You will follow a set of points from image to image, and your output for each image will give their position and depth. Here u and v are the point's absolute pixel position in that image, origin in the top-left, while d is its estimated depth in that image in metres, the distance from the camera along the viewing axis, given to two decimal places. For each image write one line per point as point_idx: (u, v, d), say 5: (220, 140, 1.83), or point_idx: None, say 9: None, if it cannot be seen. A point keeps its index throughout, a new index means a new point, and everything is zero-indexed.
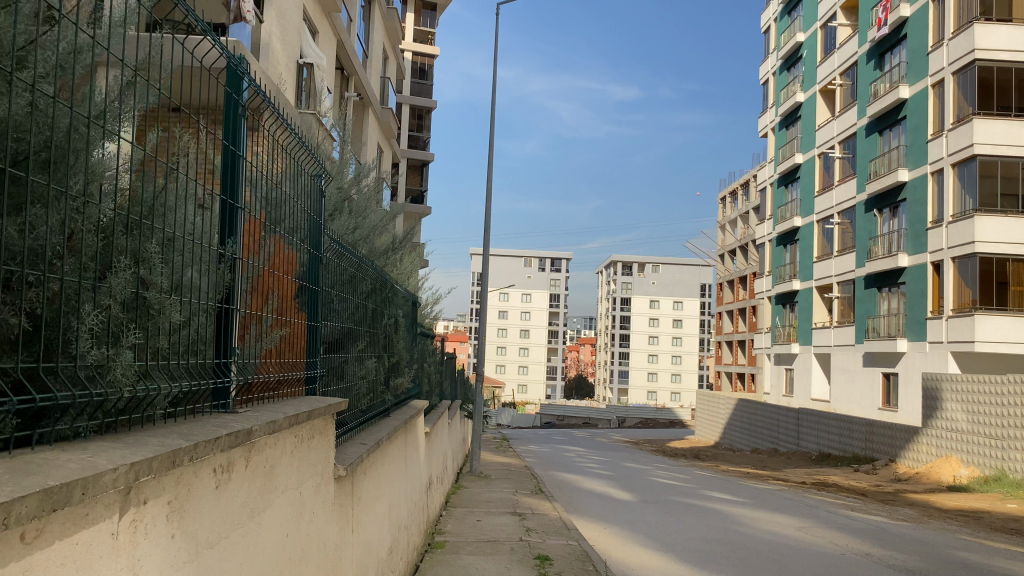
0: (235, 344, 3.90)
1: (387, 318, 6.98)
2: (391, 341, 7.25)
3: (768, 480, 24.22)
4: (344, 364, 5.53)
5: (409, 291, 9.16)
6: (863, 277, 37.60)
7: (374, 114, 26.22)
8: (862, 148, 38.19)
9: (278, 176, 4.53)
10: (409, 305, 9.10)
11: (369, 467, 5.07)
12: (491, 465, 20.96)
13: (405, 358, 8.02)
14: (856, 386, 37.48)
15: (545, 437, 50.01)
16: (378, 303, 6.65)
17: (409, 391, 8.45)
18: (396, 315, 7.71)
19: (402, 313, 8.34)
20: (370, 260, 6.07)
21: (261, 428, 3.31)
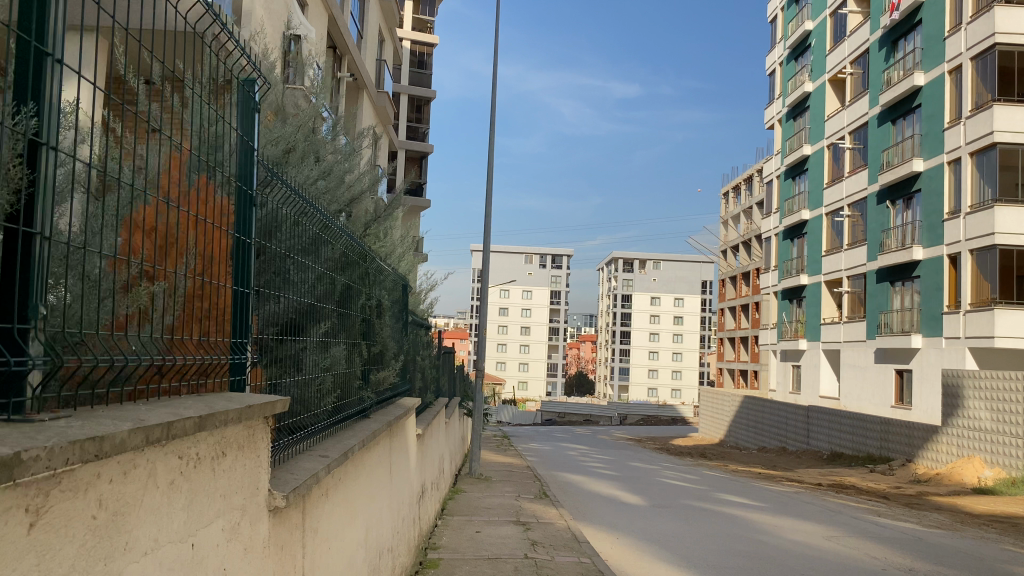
0: (57, 297, 2.49)
1: (367, 299, 5.83)
2: (372, 327, 6.09)
3: (782, 481, 23.13)
4: (303, 353, 4.32)
5: (399, 275, 8.10)
6: (875, 271, 36.50)
7: (369, 98, 25.12)
8: (874, 138, 37.06)
9: (188, 69, 3.23)
10: (397, 287, 7.93)
11: (328, 488, 3.91)
12: (492, 465, 19.88)
13: (389, 347, 6.87)
14: (867, 383, 36.41)
15: (546, 435, 48.96)
16: (358, 280, 5.50)
17: (398, 388, 7.36)
18: (381, 297, 6.56)
19: (389, 295, 7.19)
20: (340, 223, 4.84)
21: (90, 450, 2.06)
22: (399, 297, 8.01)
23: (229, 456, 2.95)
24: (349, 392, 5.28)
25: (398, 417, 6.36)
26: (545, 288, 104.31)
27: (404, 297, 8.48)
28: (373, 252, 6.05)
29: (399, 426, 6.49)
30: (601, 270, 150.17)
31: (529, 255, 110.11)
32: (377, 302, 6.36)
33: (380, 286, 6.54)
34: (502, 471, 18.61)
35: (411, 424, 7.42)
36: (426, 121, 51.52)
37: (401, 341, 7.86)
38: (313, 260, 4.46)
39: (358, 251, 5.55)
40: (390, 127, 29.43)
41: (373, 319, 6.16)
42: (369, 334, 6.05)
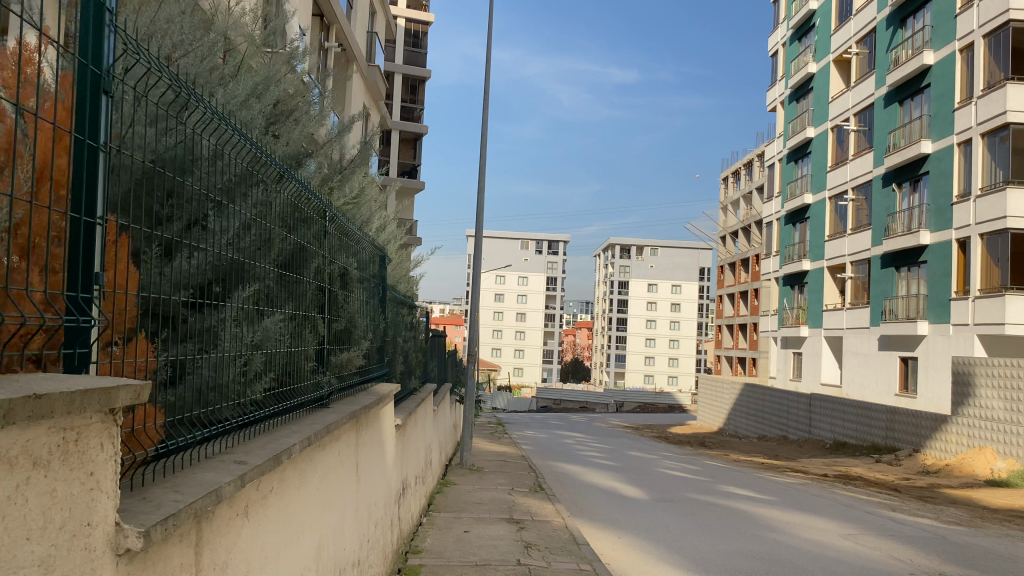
0: None
1: (326, 263, 4.91)
2: (332, 298, 5.15)
3: (786, 471, 22.29)
4: (219, 324, 3.35)
5: (376, 245, 7.17)
6: (880, 256, 35.62)
7: (358, 71, 24.11)
8: (880, 119, 36.11)
9: None
10: (373, 257, 6.97)
11: (241, 507, 3.01)
12: (484, 454, 19.01)
13: (357, 324, 5.93)
14: (870, 371, 35.62)
15: (542, 422, 48.17)
16: (313, 237, 4.57)
17: (369, 371, 6.45)
18: (349, 264, 5.65)
19: (360, 264, 6.25)
20: (275, 159, 3.85)
21: None
22: (375, 269, 7.07)
23: (17, 486, 1.94)
24: (291, 374, 4.34)
25: (371, 405, 5.44)
26: (541, 274, 103.48)
27: (382, 271, 7.53)
28: (339, 211, 5.13)
29: (372, 416, 5.56)
30: (597, 257, 149.26)
31: (525, 241, 109.15)
32: (343, 269, 5.44)
33: (347, 251, 5.61)
34: (495, 461, 17.72)
35: (389, 413, 6.51)
36: (421, 102, 50.45)
37: (374, 319, 6.90)
38: (241, 201, 3.53)
39: (315, 203, 4.63)
40: (382, 103, 28.45)
41: (335, 289, 5.22)
42: (329, 306, 5.12)
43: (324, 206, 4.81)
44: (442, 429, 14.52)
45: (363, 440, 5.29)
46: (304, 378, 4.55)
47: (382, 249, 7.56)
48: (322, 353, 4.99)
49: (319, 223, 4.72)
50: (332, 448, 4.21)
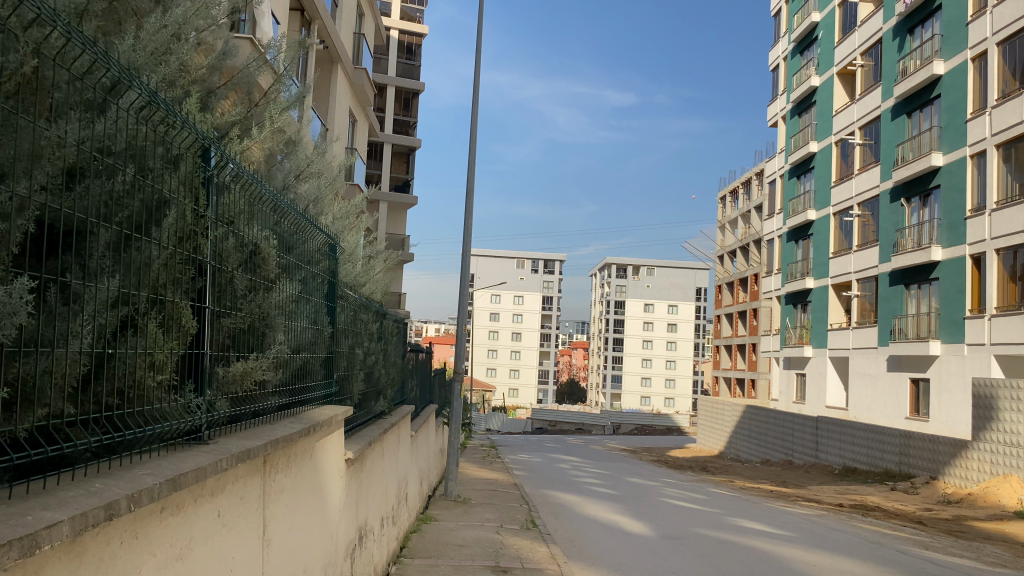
0: None
1: (207, 228, 3.70)
2: (222, 277, 3.91)
3: (798, 501, 20.74)
4: None
5: (328, 235, 5.96)
6: (888, 274, 34.28)
7: (343, 74, 22.82)
8: (887, 132, 34.91)
9: None
10: (318, 242, 5.72)
11: None
12: (471, 482, 17.52)
13: (278, 326, 4.64)
14: (879, 392, 34.19)
15: (537, 445, 46.68)
16: (179, 183, 3.44)
17: (301, 389, 5.17)
18: (265, 240, 4.43)
19: (287, 245, 5.00)
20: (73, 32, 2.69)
21: None
22: (320, 257, 5.79)
23: None
24: (127, 381, 3.12)
25: (298, 440, 4.09)
26: (537, 294, 102.21)
27: (334, 264, 6.16)
28: (236, 163, 3.95)
29: (296, 455, 4.16)
30: (594, 276, 147.34)
31: (521, 259, 107.59)
32: (251, 246, 4.25)
33: (262, 225, 4.44)
34: (484, 490, 16.16)
35: (337, 449, 5.12)
36: (415, 116, 49.30)
37: (316, 321, 5.58)
38: None
39: (187, 139, 3.54)
40: (371, 109, 27.10)
41: (232, 267, 4.02)
42: (219, 292, 3.90)
43: (208, 147, 3.71)
44: (422, 455, 13.07)
45: (276, 488, 3.93)
46: (148, 392, 3.29)
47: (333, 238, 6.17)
48: (198, 361, 3.73)
49: (193, 169, 3.61)
50: (169, 514, 2.83)
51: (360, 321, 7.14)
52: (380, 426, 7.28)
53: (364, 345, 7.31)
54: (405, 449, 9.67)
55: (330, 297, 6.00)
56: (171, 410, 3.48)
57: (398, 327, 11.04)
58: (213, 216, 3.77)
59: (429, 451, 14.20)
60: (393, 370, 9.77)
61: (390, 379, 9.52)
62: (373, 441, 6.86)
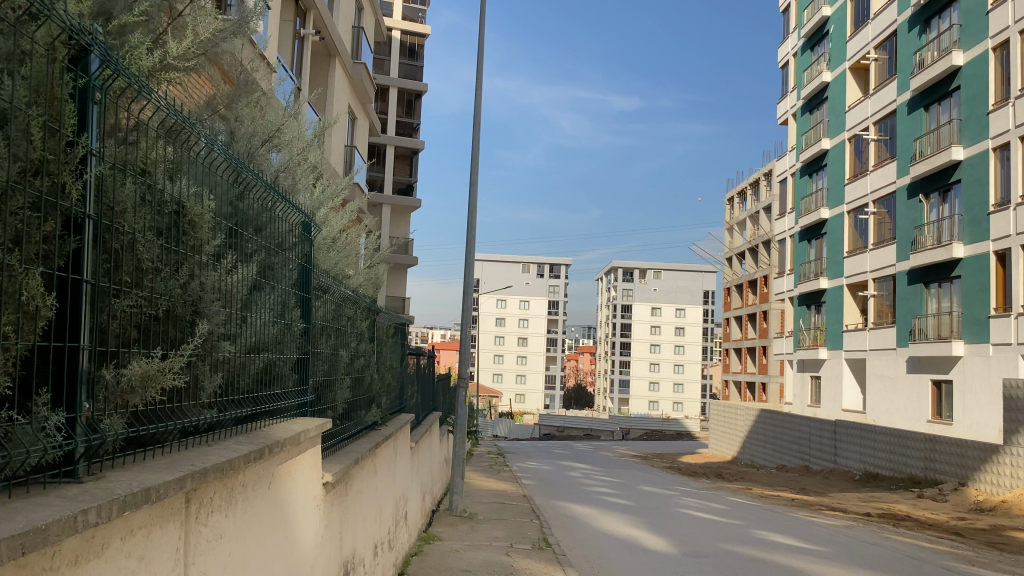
0: None
1: (75, 160, 2.74)
2: (115, 236, 2.96)
3: (822, 511, 19.65)
4: None
5: (302, 211, 5.09)
6: (906, 272, 33.21)
7: (341, 67, 21.91)
8: (903, 127, 33.90)
9: None
10: (285, 217, 4.80)
11: None
12: (478, 493, 16.56)
13: (217, 314, 3.71)
14: (898, 395, 33.10)
15: (545, 451, 45.69)
16: (23, 91, 2.52)
17: (253, 394, 4.21)
18: (193, 201, 3.53)
19: (237, 213, 4.09)
20: None
21: None
22: (288, 238, 4.87)
23: None
24: None
25: (234, 465, 3.15)
26: (543, 298, 101.33)
27: (310, 249, 5.25)
28: (133, 81, 3.03)
29: (230, 486, 3.20)
30: (599, 280, 146.46)
31: (526, 264, 106.66)
32: (172, 204, 3.35)
33: (189, 180, 3.53)
34: (491, 504, 15.13)
35: (303, 472, 4.15)
36: (417, 118, 48.45)
37: (281, 313, 4.63)
38: None
39: (45, 31, 2.62)
40: (371, 106, 26.16)
41: (139, 225, 3.10)
42: (109, 257, 2.92)
43: (84, 47, 2.80)
44: (425, 468, 12.06)
45: (201, 532, 2.97)
46: None
47: (308, 217, 5.26)
48: (73, 361, 2.74)
49: (54, 74, 2.68)
50: None
51: (347, 316, 6.18)
52: (373, 443, 6.34)
53: (351, 345, 6.35)
54: (403, 464, 8.76)
55: (304, 285, 5.06)
56: (14, 432, 2.48)
57: (398, 327, 10.15)
58: (96, 145, 2.85)
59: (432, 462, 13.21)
60: (388, 374, 8.86)
61: (385, 387, 8.58)
62: (362, 464, 5.89)
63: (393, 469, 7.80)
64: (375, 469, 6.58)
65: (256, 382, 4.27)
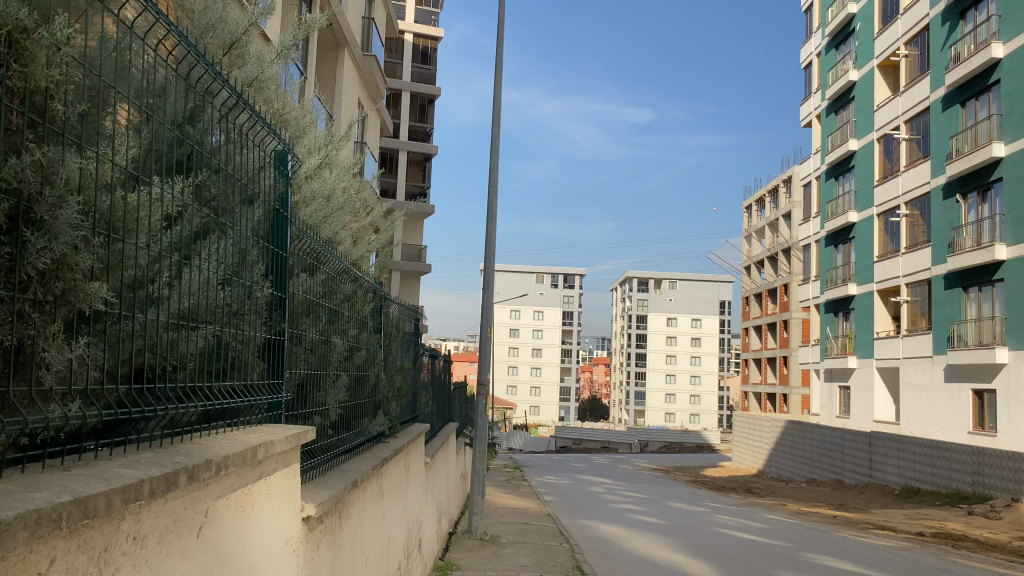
0: None
1: None
2: None
3: (870, 530, 18.11)
4: None
5: (275, 139, 3.93)
6: (942, 277, 31.68)
7: (350, 58, 20.81)
8: (937, 124, 32.46)
9: None
10: (248, 137, 3.67)
11: None
12: (497, 513, 15.21)
13: (91, 232, 2.46)
14: (935, 405, 31.54)
15: (563, 465, 44.17)
16: None
17: (173, 367, 2.95)
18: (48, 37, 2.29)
19: (160, 102, 2.96)
20: None
21: None
22: (253, 168, 3.71)
23: None
24: None
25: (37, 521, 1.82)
26: (557, 309, 100.00)
27: (285, 194, 4.07)
28: None
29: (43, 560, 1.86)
30: (614, 291, 145.17)
31: (540, 274, 105.41)
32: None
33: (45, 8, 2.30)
34: (514, 525, 13.74)
35: (228, 506, 2.84)
36: (430, 122, 47.32)
37: (236, 263, 3.43)
38: None
39: None
40: (383, 102, 25.07)
41: None
42: None
43: None
44: (441, 483, 10.70)
45: None
46: None
47: (285, 148, 4.13)
48: None
49: None
50: None
51: (346, 291, 4.98)
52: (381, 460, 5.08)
53: (352, 330, 5.13)
54: (416, 486, 7.41)
55: (276, 236, 3.89)
56: None
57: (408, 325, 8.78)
58: None
59: (448, 476, 11.89)
60: (398, 378, 7.58)
61: (395, 395, 7.31)
62: (366, 490, 4.63)
63: (403, 494, 6.47)
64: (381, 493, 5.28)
65: (193, 350, 3.08)
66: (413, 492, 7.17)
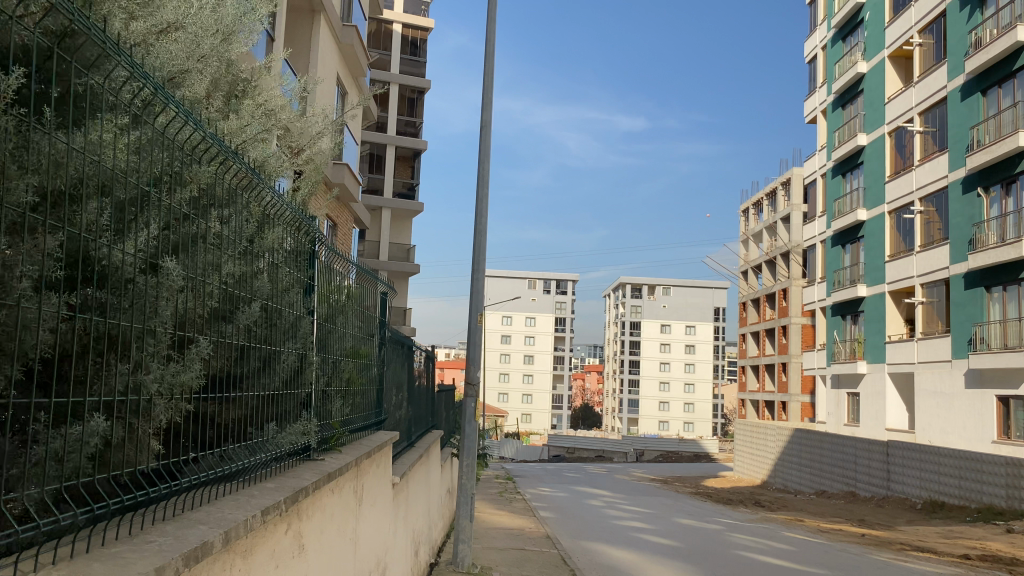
0: None
1: None
2: None
3: (908, 552, 16.10)
4: None
5: None
6: (961, 276, 29.84)
7: (328, 29, 18.98)
8: (956, 115, 30.65)
9: None
10: None
11: None
12: (488, 536, 13.20)
13: None
14: (954, 413, 29.68)
15: (558, 475, 42.13)
16: None
17: None
18: None
19: None
20: None
21: None
22: None
23: None
24: None
25: None
26: (550, 315, 98.14)
27: None
28: None
29: None
30: (607, 297, 143.43)
31: (533, 280, 103.43)
32: None
33: None
34: (508, 551, 11.75)
35: None
36: (420, 117, 45.49)
37: None
38: None
39: None
40: (364, 81, 23.03)
41: None
42: None
43: None
44: (421, 502, 8.84)
45: None
46: None
47: None
48: None
49: None
50: None
51: (198, 172, 3.34)
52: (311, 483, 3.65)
53: (220, 245, 3.45)
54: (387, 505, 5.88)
55: None
56: None
57: (370, 302, 6.69)
58: None
59: (430, 491, 9.95)
60: (353, 362, 5.78)
61: (347, 383, 5.57)
62: (276, 538, 3.28)
63: (366, 528, 4.90)
64: (320, 529, 3.83)
65: None
66: (381, 518, 5.59)
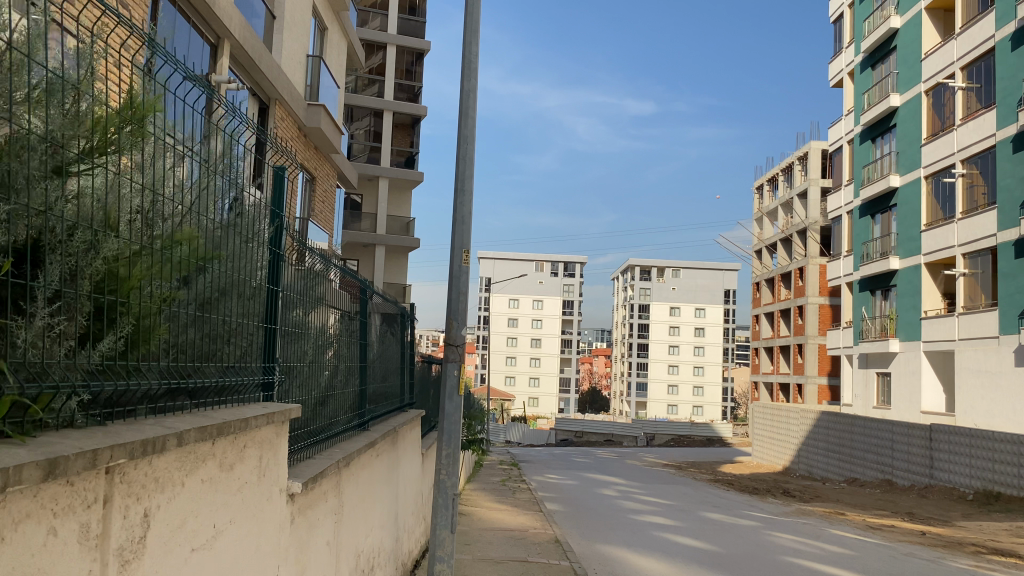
0: None
1: None
2: None
3: (985, 556, 13.44)
4: None
5: None
6: (1011, 245, 27.04)
7: None
8: (1005, 67, 27.72)
9: None
10: None
11: None
12: (479, 544, 10.59)
13: None
14: (1002, 395, 26.99)
15: (566, 460, 39.62)
16: None
17: None
18: None
19: None
20: None
21: None
22: None
23: None
24: None
25: None
26: (557, 297, 95.57)
27: None
28: None
29: None
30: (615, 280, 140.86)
31: (540, 261, 100.64)
32: None
33: None
34: (505, 565, 9.14)
35: None
36: (419, 81, 42.59)
37: None
38: None
39: None
40: (347, 18, 20.30)
41: None
42: None
43: None
44: (381, 483, 6.38)
45: None
46: None
47: None
48: None
49: None
50: None
51: None
52: None
53: None
54: (281, 533, 3.78)
55: None
56: None
57: (219, 162, 3.81)
58: None
59: (398, 470, 7.44)
60: (122, 242, 2.96)
61: (82, 278, 2.79)
62: None
63: None
64: None
65: None
66: (258, 555, 3.53)
